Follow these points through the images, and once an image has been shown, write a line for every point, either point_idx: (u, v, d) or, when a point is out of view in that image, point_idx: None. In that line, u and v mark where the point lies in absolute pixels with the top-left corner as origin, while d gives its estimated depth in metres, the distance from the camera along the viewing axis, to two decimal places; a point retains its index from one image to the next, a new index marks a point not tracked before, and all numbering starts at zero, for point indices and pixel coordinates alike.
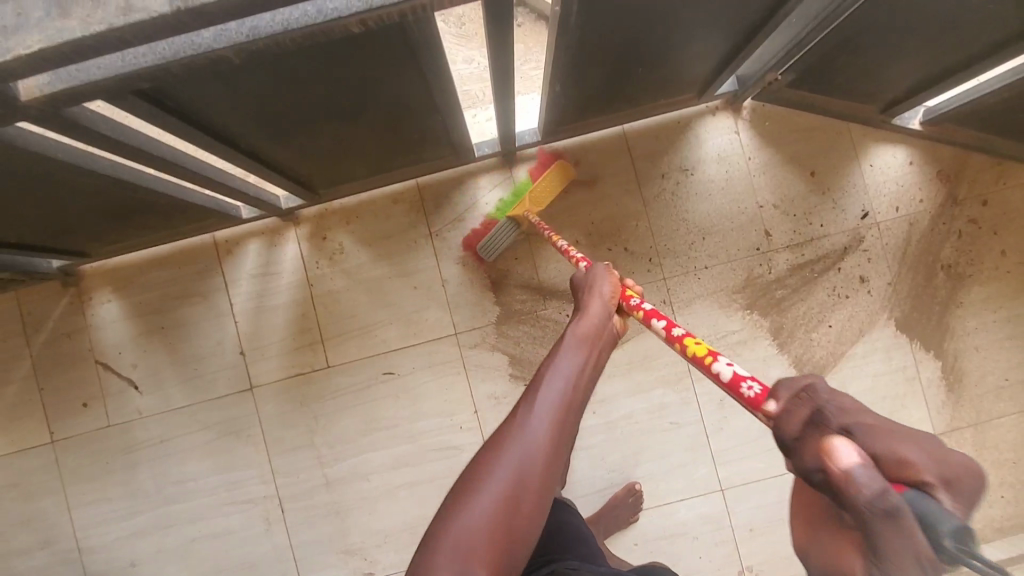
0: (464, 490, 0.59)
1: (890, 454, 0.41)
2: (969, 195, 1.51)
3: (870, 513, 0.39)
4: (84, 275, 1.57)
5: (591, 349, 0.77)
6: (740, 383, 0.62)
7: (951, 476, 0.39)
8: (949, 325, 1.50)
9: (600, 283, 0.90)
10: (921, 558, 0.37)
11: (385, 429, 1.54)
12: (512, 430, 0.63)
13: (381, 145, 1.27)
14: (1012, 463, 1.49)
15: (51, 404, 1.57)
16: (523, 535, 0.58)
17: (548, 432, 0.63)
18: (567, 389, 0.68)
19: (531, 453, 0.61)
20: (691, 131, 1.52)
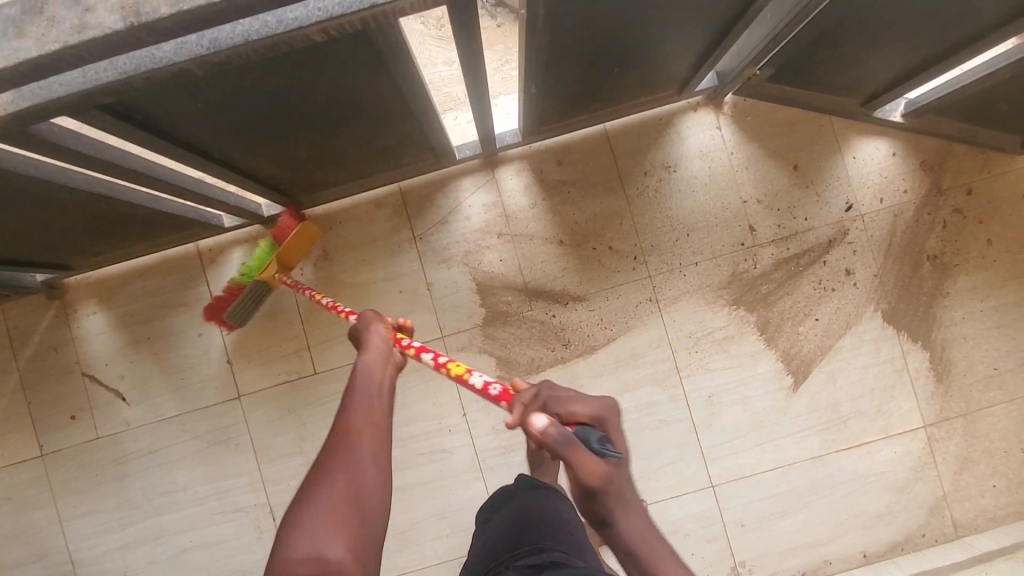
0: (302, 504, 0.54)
1: (568, 411, 0.60)
2: (953, 185, 1.51)
3: (562, 445, 0.56)
4: (68, 288, 1.56)
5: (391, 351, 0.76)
6: (486, 389, 0.71)
7: (601, 414, 0.60)
8: (936, 315, 1.50)
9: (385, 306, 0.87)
10: (588, 459, 0.55)
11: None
12: (345, 430, 0.60)
13: (358, 151, 1.27)
14: (1002, 452, 1.49)
15: (40, 418, 1.56)
16: (376, 521, 0.55)
17: (373, 424, 0.62)
18: (378, 386, 0.68)
19: (364, 445, 0.59)
20: (672, 128, 1.51)
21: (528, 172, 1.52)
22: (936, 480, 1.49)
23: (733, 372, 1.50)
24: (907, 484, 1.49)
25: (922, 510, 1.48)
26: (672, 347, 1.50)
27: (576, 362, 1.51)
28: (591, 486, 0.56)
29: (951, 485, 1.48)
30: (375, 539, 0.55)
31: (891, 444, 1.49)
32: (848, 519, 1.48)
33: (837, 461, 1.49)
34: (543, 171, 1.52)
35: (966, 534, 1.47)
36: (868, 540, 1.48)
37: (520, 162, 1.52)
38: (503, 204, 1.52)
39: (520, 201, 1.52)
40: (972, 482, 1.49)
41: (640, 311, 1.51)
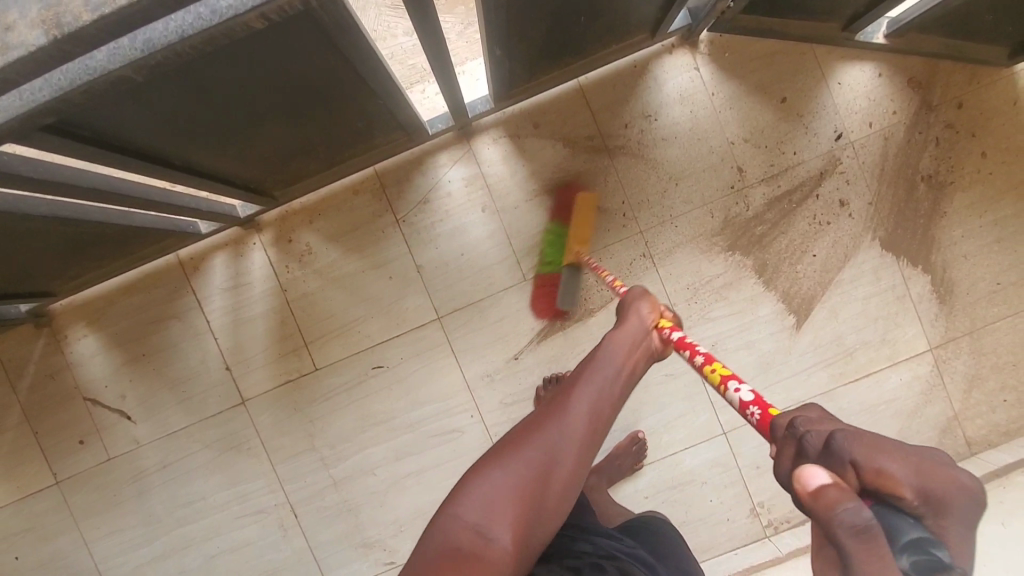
0: (494, 462, 0.62)
1: (879, 472, 0.49)
2: (943, 100, 1.46)
3: (843, 529, 0.46)
4: (55, 314, 1.54)
5: (633, 356, 0.76)
6: (749, 408, 0.73)
7: (928, 490, 0.47)
8: (934, 237, 1.47)
9: (643, 295, 0.89)
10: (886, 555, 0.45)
11: (384, 424, 1.53)
12: (549, 406, 0.66)
13: (324, 138, 1.22)
14: (1011, 366, 1.48)
15: (48, 447, 1.56)
16: (547, 511, 0.60)
17: (579, 433, 0.64)
18: (596, 403, 0.67)
19: (563, 441, 0.63)
20: (648, 74, 1.45)
21: (505, 139, 1.47)
22: (946, 400, 1.49)
23: (735, 319, 1.48)
24: (918, 409, 1.49)
25: (933, 432, 1.49)
26: (672, 300, 1.48)
27: (577, 327, 1.50)
28: None
29: (961, 404, 1.49)
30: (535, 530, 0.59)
31: (898, 371, 1.48)
32: None
33: (846, 393, 1.49)
34: (520, 135, 1.47)
35: (980, 451, 1.48)
36: None
37: (496, 130, 1.47)
38: (484, 176, 1.48)
39: (500, 170, 1.48)
40: (981, 399, 1.49)
41: (635, 269, 1.48)
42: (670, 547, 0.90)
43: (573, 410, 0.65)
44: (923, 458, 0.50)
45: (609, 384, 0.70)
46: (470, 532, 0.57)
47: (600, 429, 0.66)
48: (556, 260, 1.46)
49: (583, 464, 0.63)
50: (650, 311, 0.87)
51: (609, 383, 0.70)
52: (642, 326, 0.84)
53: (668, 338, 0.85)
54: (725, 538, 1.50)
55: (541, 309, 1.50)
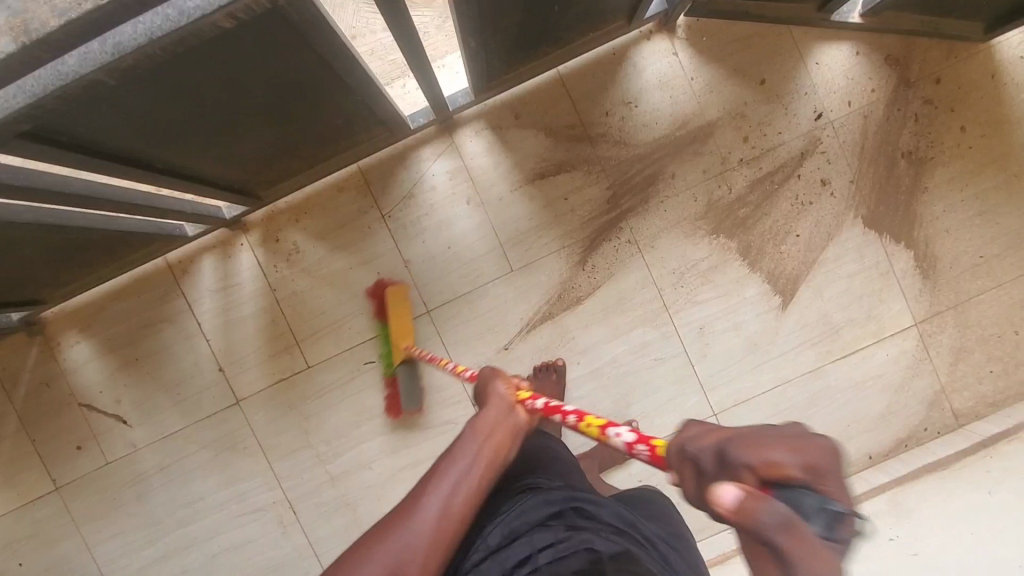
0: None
1: (765, 460, 0.41)
2: (921, 76, 1.46)
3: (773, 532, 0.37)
4: (47, 322, 1.55)
5: (497, 440, 0.70)
6: (634, 447, 0.64)
7: (817, 463, 0.40)
8: (917, 213, 1.48)
9: (496, 373, 0.83)
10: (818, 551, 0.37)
11: (377, 421, 1.54)
12: (398, 514, 0.63)
13: (305, 137, 1.23)
14: (995, 337, 1.50)
15: (47, 453, 1.57)
16: None
17: (422, 546, 0.61)
18: (442, 508, 0.63)
19: (403, 556, 0.60)
20: (627, 61, 1.46)
21: (487, 131, 1.48)
22: (933, 373, 1.50)
23: (721, 302, 1.49)
24: (904, 383, 1.51)
25: (921, 405, 1.51)
26: (658, 285, 1.49)
27: (565, 315, 1.51)
28: None
29: (947, 377, 1.51)
30: None
31: (884, 347, 1.50)
32: (851, 426, 1.51)
33: (834, 371, 1.50)
34: (502, 127, 1.47)
35: (968, 423, 1.50)
36: (872, 443, 1.51)
37: (478, 122, 1.48)
38: (467, 169, 1.48)
39: (484, 163, 1.48)
40: (968, 371, 1.50)
41: (621, 255, 1.49)
42: (660, 513, 0.92)
43: (416, 521, 0.62)
44: (795, 433, 0.43)
45: (462, 481, 0.65)
46: None
47: (451, 532, 0.62)
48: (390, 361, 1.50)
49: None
50: (508, 384, 0.80)
51: (463, 480, 0.65)
52: (508, 401, 0.77)
53: (534, 409, 0.78)
54: None
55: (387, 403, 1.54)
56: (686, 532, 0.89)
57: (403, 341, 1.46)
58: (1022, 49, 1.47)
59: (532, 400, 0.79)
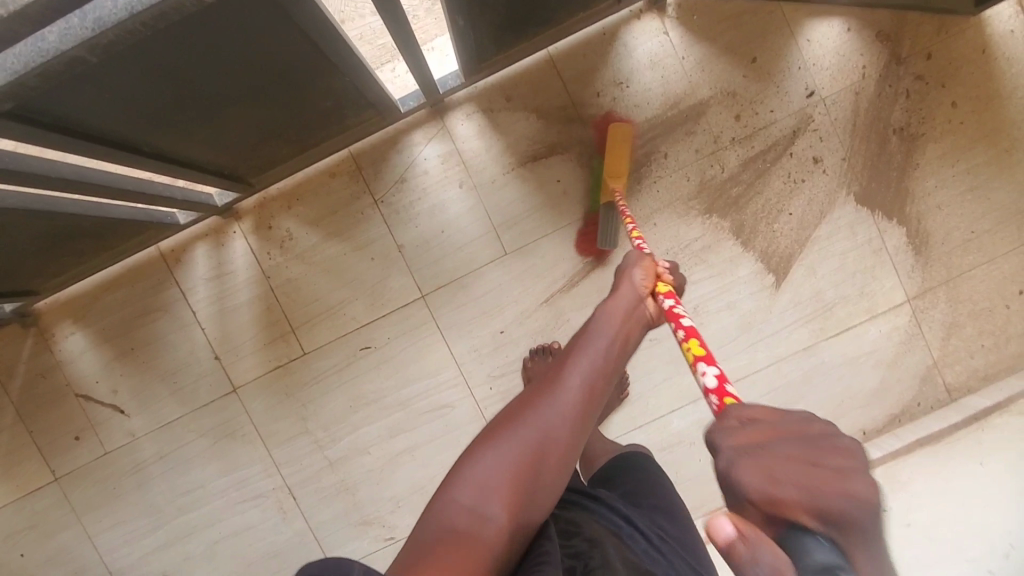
0: (487, 441, 0.63)
1: (764, 491, 0.45)
2: (911, 51, 1.46)
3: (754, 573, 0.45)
4: (40, 313, 1.54)
5: (626, 327, 0.82)
6: (709, 395, 0.78)
7: (828, 514, 0.42)
8: (908, 189, 1.48)
9: (636, 262, 0.99)
10: None
11: (583, 235, 1.50)
12: (546, 383, 0.68)
13: (293, 119, 1.22)
14: (987, 311, 1.51)
15: (44, 444, 1.58)
16: (543, 485, 0.63)
17: (572, 409, 0.66)
18: (582, 383, 0.68)
19: (558, 418, 0.65)
20: (618, 40, 1.45)
21: (478, 114, 1.47)
22: (925, 349, 1.52)
23: (715, 281, 1.50)
24: (898, 358, 1.52)
25: (915, 380, 1.52)
26: None
27: (560, 297, 1.51)
28: None
29: (940, 352, 1.52)
30: (533, 505, 0.62)
31: (878, 323, 1.51)
32: (845, 402, 1.53)
33: (828, 347, 1.51)
34: (493, 109, 1.47)
35: (960, 397, 1.51)
36: (866, 418, 1.53)
37: (468, 104, 1.47)
38: (459, 152, 1.48)
39: (476, 146, 1.48)
40: (960, 345, 1.52)
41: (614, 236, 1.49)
42: (649, 484, 0.93)
43: (562, 391, 0.67)
44: (819, 462, 0.44)
45: (597, 362, 0.71)
46: (468, 513, 0.58)
47: (592, 404, 0.68)
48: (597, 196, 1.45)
49: (573, 441, 0.65)
50: (641, 278, 0.96)
51: (601, 361, 0.72)
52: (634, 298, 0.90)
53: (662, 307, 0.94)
54: (715, 495, 1.54)
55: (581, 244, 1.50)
56: (675, 499, 0.90)
57: (615, 180, 1.40)
58: (1013, 23, 1.46)
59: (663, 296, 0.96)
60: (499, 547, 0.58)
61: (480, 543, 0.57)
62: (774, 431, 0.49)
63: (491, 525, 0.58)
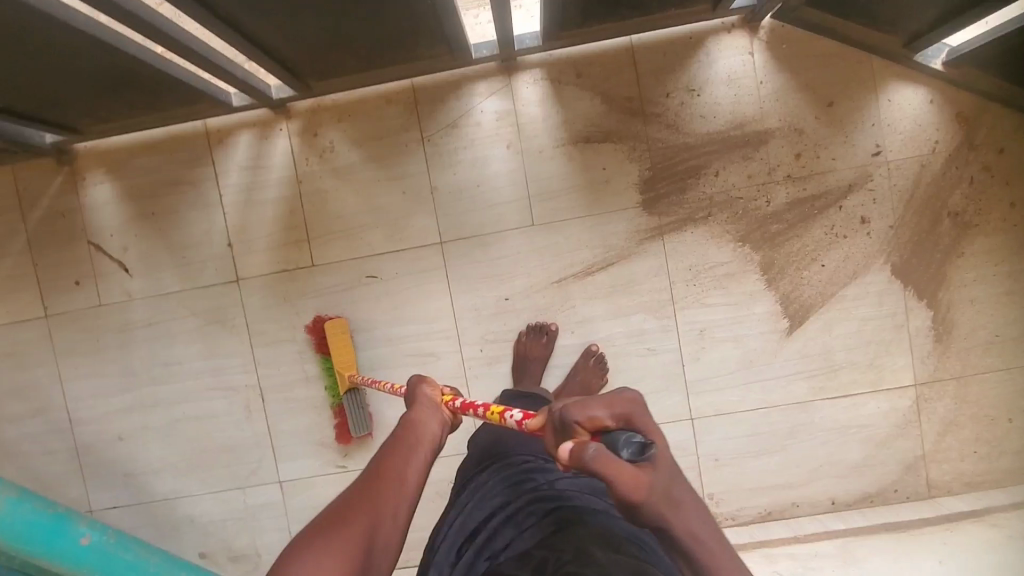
0: (306, 545, 0.53)
1: (588, 418, 0.52)
2: (989, 140, 1.43)
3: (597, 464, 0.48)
4: (78, 154, 1.57)
5: (430, 424, 0.75)
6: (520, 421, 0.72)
7: (622, 411, 0.52)
8: (947, 275, 1.45)
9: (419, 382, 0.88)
10: (624, 469, 0.49)
11: (337, 426, 1.57)
12: (369, 477, 0.62)
13: (368, 32, 1.23)
14: (990, 420, 1.47)
15: (46, 279, 1.61)
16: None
17: (398, 498, 0.60)
18: (407, 472, 0.64)
19: (386, 506, 0.59)
20: (701, 48, 1.44)
21: (545, 81, 1.47)
22: (917, 439, 1.48)
23: (728, 310, 1.48)
24: (888, 440, 1.49)
25: (898, 466, 1.49)
26: (671, 277, 1.48)
27: (572, 283, 1.50)
28: (641, 497, 0.49)
29: (931, 446, 1.48)
30: None
31: (877, 399, 1.48)
32: (822, 467, 1.50)
33: (820, 409, 1.49)
34: (561, 82, 1.46)
35: (938, 495, 1.48)
36: (838, 489, 1.50)
37: (538, 70, 1.47)
38: (516, 114, 1.48)
39: (534, 112, 1.48)
40: (953, 446, 1.48)
41: (642, 238, 1.48)
42: None
43: (387, 478, 0.62)
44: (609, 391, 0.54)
45: (422, 448, 0.69)
46: None
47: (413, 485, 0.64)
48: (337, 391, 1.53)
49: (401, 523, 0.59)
50: (432, 388, 0.87)
51: (419, 452, 0.68)
52: (431, 400, 0.83)
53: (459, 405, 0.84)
54: None
55: (340, 433, 1.56)
56: None
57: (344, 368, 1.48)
58: None
59: (455, 400, 0.86)
60: None
61: None
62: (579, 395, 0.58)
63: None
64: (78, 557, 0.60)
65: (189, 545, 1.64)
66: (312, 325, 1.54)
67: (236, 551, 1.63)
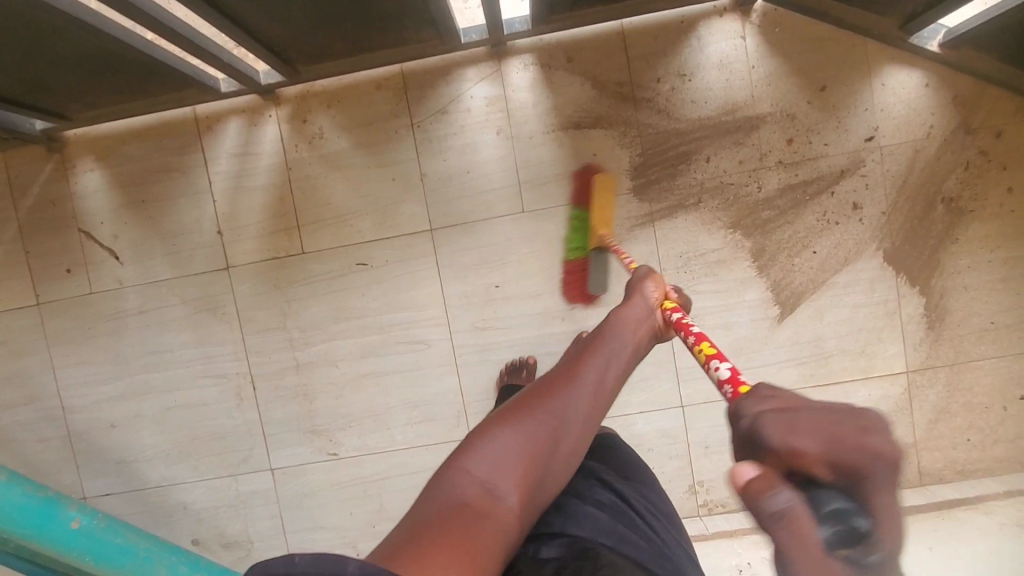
0: (506, 418, 0.53)
1: (794, 452, 0.42)
2: (983, 124, 1.41)
3: (776, 511, 0.40)
4: (68, 142, 1.57)
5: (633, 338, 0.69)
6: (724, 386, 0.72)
7: (846, 465, 0.40)
8: (939, 262, 1.44)
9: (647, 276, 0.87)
10: (809, 541, 0.39)
11: (569, 279, 1.49)
12: (564, 370, 0.59)
13: (354, 12, 1.22)
14: (983, 408, 1.46)
15: (37, 268, 1.61)
16: (555, 467, 0.53)
17: (586, 405, 0.56)
18: (602, 379, 0.59)
19: (576, 405, 0.55)
20: (693, 32, 1.42)
21: (535, 67, 1.45)
22: (909, 426, 1.48)
23: (720, 297, 1.47)
24: None
25: None
26: (661, 264, 1.47)
27: (562, 269, 1.49)
28: None
29: (922, 434, 1.48)
30: (545, 486, 0.52)
31: (869, 386, 1.47)
32: None
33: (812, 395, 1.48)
34: (551, 66, 1.45)
35: (930, 483, 1.48)
36: None
37: (528, 55, 1.45)
38: (506, 100, 1.47)
39: (524, 98, 1.46)
40: (945, 434, 1.47)
41: (633, 224, 1.47)
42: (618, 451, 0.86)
43: (579, 382, 0.57)
44: (841, 415, 0.42)
45: (613, 364, 0.62)
46: (479, 487, 0.48)
47: (605, 401, 0.58)
48: (581, 245, 1.44)
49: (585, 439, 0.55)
50: (643, 301, 0.81)
51: (613, 364, 0.62)
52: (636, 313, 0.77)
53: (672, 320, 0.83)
54: None
55: (572, 294, 1.49)
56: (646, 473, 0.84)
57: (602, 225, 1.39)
58: None
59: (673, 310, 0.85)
60: (508, 525, 0.48)
61: (490, 519, 0.47)
62: (800, 402, 0.47)
63: (504, 515, 0.48)
64: (67, 541, 0.57)
65: (182, 532, 1.65)
66: (576, 177, 1.47)
67: (228, 538, 1.64)
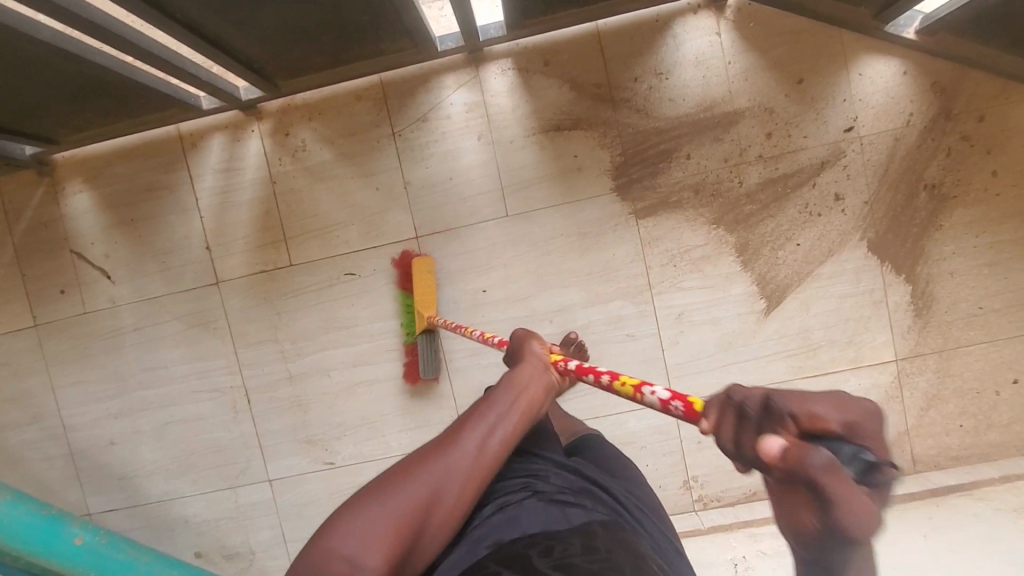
0: (375, 491, 0.51)
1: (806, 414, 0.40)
2: (965, 109, 1.41)
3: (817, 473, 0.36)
4: (57, 165, 1.59)
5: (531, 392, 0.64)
6: (669, 404, 0.64)
7: (852, 416, 0.39)
8: (924, 249, 1.44)
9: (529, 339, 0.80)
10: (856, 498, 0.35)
11: (405, 364, 1.56)
12: (445, 434, 0.56)
13: (328, 25, 1.23)
14: (974, 393, 1.46)
15: (33, 291, 1.63)
16: (426, 539, 0.50)
17: (465, 469, 0.53)
18: (486, 442, 0.56)
19: (453, 471, 0.53)
20: (668, 30, 1.42)
21: (513, 71, 1.46)
22: (900, 414, 1.48)
23: (706, 293, 1.47)
24: None
25: None
26: (647, 262, 1.48)
27: (548, 271, 1.50)
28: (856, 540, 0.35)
29: (914, 421, 1.48)
30: (415, 558, 0.50)
31: (859, 375, 1.47)
32: None
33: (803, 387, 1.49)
34: (529, 70, 1.46)
35: (924, 471, 1.48)
36: None
37: (505, 60, 1.46)
38: (485, 105, 1.48)
39: (503, 102, 1.47)
40: (937, 421, 1.48)
41: (617, 223, 1.47)
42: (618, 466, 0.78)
43: (459, 445, 0.55)
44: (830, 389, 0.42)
45: (504, 423, 0.58)
46: (342, 563, 0.46)
47: (492, 467, 0.55)
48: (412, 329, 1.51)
49: (463, 504, 0.53)
50: (540, 351, 0.77)
51: (502, 423, 0.58)
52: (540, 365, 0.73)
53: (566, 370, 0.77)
54: None
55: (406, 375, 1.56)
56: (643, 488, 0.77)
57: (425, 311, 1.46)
58: None
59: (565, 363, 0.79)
60: None
61: None
62: None
63: None
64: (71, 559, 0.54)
65: (185, 545, 1.67)
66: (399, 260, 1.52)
67: (230, 550, 1.66)
